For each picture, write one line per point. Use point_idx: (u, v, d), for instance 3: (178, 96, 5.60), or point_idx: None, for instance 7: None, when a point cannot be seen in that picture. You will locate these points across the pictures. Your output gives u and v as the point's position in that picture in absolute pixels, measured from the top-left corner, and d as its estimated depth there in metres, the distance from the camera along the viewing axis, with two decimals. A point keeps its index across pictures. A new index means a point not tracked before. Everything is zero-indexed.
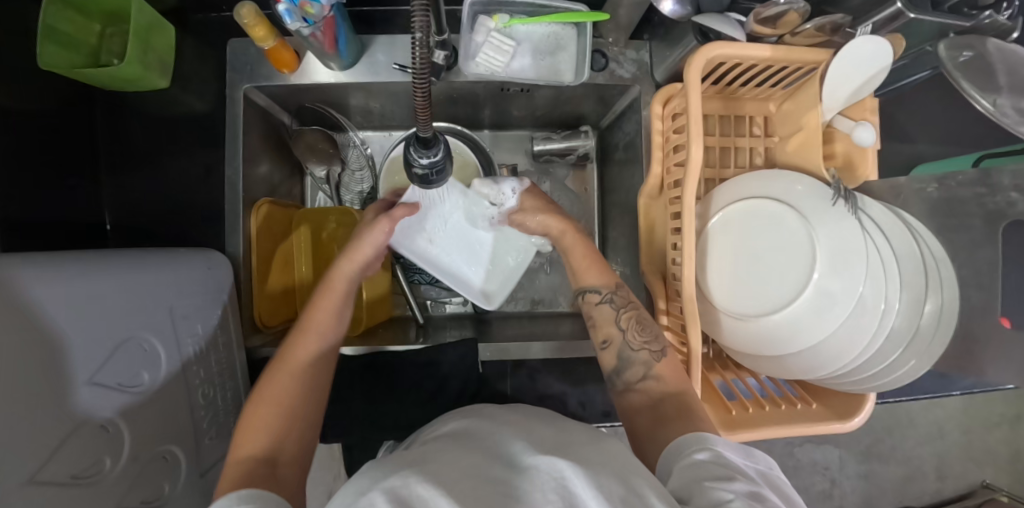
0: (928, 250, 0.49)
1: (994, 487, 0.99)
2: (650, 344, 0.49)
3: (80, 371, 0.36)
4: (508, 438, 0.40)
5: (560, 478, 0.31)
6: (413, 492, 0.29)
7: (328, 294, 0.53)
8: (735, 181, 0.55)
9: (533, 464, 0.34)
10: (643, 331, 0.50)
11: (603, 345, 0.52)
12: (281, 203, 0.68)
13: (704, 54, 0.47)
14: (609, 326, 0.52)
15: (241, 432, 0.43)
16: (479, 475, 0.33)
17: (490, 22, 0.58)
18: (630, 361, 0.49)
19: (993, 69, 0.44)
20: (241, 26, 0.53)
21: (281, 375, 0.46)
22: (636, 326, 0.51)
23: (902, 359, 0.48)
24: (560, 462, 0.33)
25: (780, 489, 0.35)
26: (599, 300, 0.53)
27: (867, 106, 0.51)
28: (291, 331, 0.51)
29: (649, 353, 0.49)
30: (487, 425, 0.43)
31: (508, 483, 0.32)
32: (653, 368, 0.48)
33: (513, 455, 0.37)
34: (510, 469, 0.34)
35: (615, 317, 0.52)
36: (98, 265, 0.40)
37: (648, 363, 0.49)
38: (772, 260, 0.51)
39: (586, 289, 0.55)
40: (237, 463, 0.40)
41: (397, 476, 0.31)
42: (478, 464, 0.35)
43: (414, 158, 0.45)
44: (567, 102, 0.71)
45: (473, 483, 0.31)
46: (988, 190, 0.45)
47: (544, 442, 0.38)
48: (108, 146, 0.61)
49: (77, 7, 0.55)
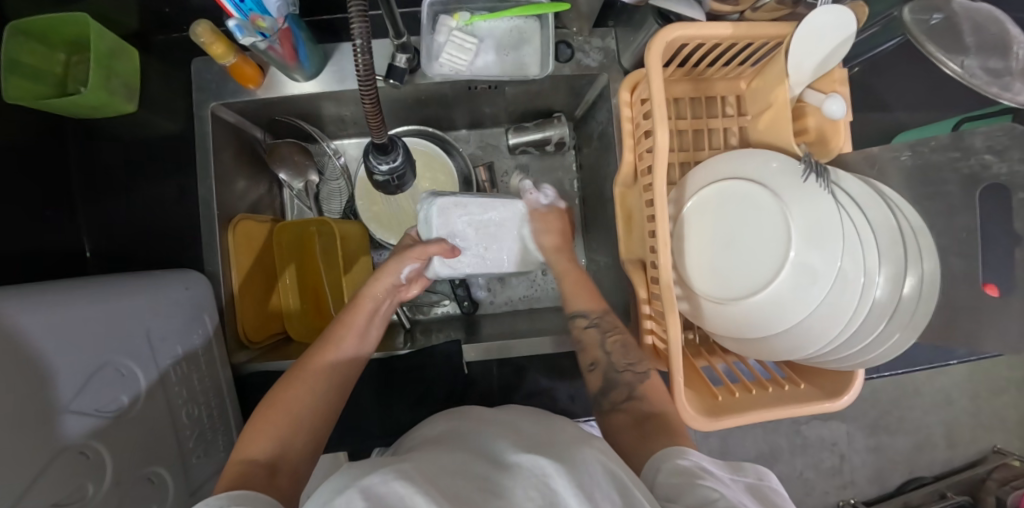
0: (905, 221, 0.47)
1: (1005, 452, 0.98)
2: (633, 366, 0.53)
3: (58, 399, 0.36)
4: (491, 438, 0.39)
5: (540, 475, 0.31)
6: (392, 491, 0.28)
7: (357, 314, 0.56)
8: (708, 164, 0.54)
9: (517, 461, 0.34)
10: (627, 354, 0.53)
11: (590, 368, 0.55)
12: (257, 219, 0.69)
13: (664, 36, 0.46)
14: (596, 350, 0.55)
15: (244, 437, 0.43)
16: (460, 472, 0.33)
17: (451, 22, 0.57)
18: (617, 382, 0.52)
19: (959, 30, 0.43)
20: (200, 44, 0.53)
21: (294, 385, 0.47)
22: (620, 352, 0.54)
23: (885, 333, 0.47)
24: (543, 460, 0.33)
25: (766, 495, 0.37)
26: (586, 325, 0.57)
27: (836, 78, 0.49)
28: (316, 342, 0.53)
29: (632, 373, 0.52)
30: (468, 426, 0.43)
31: (493, 481, 0.32)
32: (636, 388, 0.51)
33: (497, 454, 0.36)
34: (496, 467, 0.34)
35: (601, 341, 0.55)
36: (70, 294, 0.41)
37: (631, 383, 0.51)
38: (751, 242, 0.50)
39: (577, 314, 0.58)
40: (237, 463, 0.40)
41: (376, 473, 0.30)
42: (466, 464, 0.34)
43: (373, 165, 0.47)
44: (538, 95, 0.70)
45: (453, 481, 0.31)
46: (961, 154, 0.43)
47: (532, 440, 0.38)
48: (82, 173, 0.61)
49: (40, 38, 0.55)
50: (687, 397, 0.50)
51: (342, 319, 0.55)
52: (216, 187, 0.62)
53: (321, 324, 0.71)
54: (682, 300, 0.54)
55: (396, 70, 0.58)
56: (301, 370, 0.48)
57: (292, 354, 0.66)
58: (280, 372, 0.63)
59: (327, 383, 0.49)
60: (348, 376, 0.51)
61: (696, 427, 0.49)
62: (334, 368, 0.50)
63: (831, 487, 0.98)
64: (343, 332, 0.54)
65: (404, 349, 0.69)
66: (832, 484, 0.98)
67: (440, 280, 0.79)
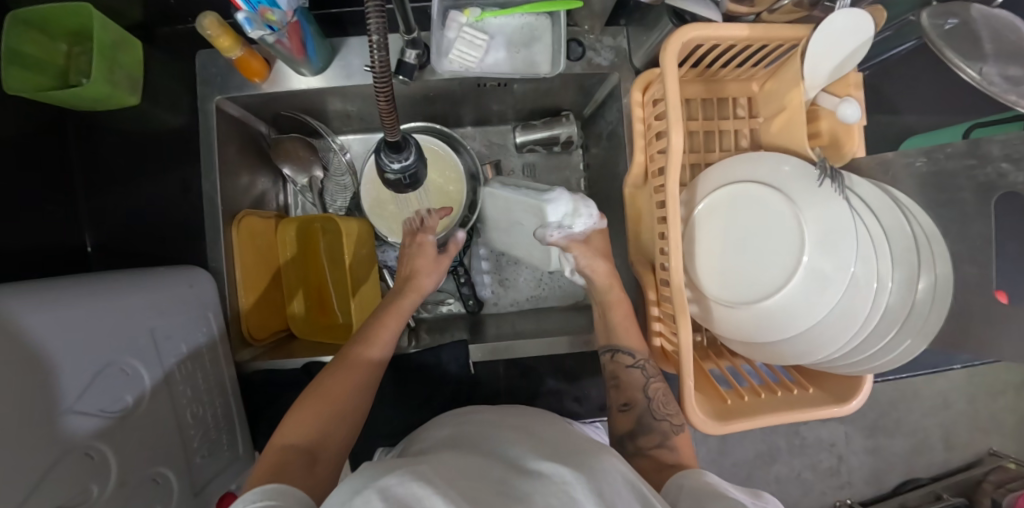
0: (918, 226, 0.47)
1: (1001, 454, 0.99)
2: (671, 417, 0.51)
3: (60, 400, 0.35)
4: (505, 442, 0.39)
5: (561, 481, 0.31)
6: (410, 491, 0.27)
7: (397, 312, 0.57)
8: (720, 166, 0.54)
9: (535, 468, 0.34)
10: (667, 404, 0.52)
11: (623, 408, 0.52)
12: (262, 215, 0.68)
13: (680, 37, 0.45)
14: (633, 390, 0.53)
15: (286, 423, 0.43)
16: (479, 476, 0.32)
17: (461, 18, 0.57)
18: (649, 427, 0.50)
19: (977, 36, 0.42)
20: (205, 37, 0.52)
21: (341, 374, 0.47)
22: (662, 399, 0.52)
23: (896, 339, 0.47)
24: (564, 468, 0.33)
25: None
26: (631, 364, 0.55)
27: (850, 82, 0.49)
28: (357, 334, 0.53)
29: (669, 423, 0.51)
30: (479, 430, 0.42)
31: (509, 485, 0.31)
32: (670, 438, 0.49)
33: (514, 459, 0.36)
34: (512, 471, 0.34)
35: (643, 385, 0.53)
36: (72, 292, 0.40)
37: (666, 433, 0.50)
38: (765, 245, 0.50)
39: (619, 350, 0.56)
40: (278, 449, 0.40)
41: (393, 475, 0.29)
42: (482, 468, 0.34)
43: (385, 163, 0.46)
44: (547, 93, 0.69)
45: (471, 484, 0.31)
46: (977, 161, 0.42)
47: (547, 447, 0.38)
48: (84, 166, 0.60)
49: (41, 28, 0.54)
50: (697, 401, 0.50)
51: (382, 316, 0.56)
52: (220, 183, 0.61)
53: (326, 321, 0.71)
54: (692, 303, 0.54)
55: (405, 66, 0.57)
56: (347, 360, 0.49)
57: (296, 352, 0.65)
58: (284, 371, 0.62)
59: (369, 375, 0.49)
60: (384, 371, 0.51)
61: (705, 431, 0.49)
62: (379, 357, 0.51)
63: (829, 487, 0.98)
64: (384, 329, 0.54)
65: (411, 348, 0.68)
66: (830, 485, 0.98)
67: (445, 279, 0.79)
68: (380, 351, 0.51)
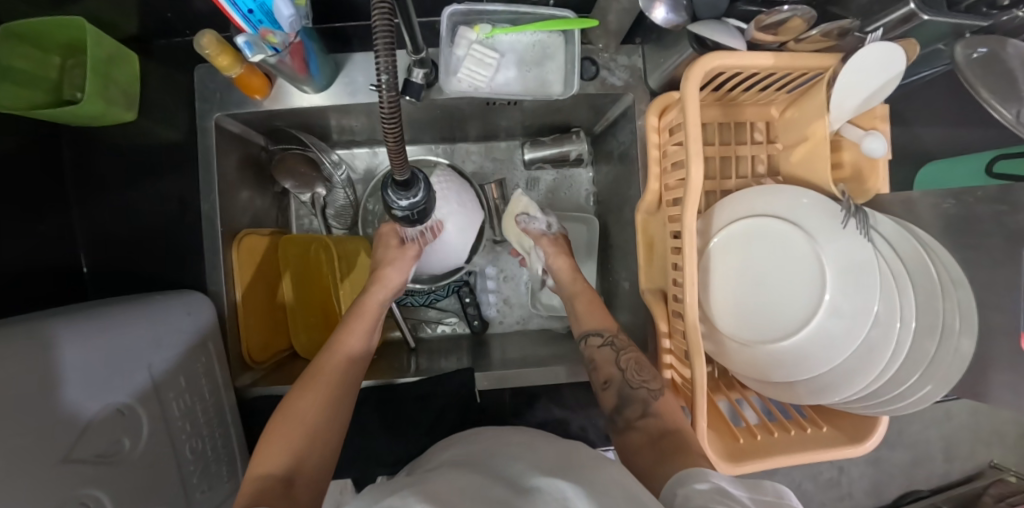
0: (943, 269, 0.46)
1: (1002, 467, 0.98)
2: (648, 383, 0.50)
3: (54, 453, 0.34)
4: (507, 459, 0.38)
5: (562, 500, 0.30)
6: None
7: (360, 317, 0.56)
8: (738, 196, 0.52)
9: (534, 485, 0.32)
10: (642, 371, 0.52)
11: (603, 386, 0.53)
12: (260, 233, 0.66)
13: (704, 65, 0.43)
14: (610, 367, 0.54)
15: (259, 453, 0.41)
16: (476, 492, 0.31)
17: (471, 34, 0.54)
18: (630, 398, 0.50)
19: (1014, 75, 0.40)
20: (203, 55, 0.49)
21: (306, 390, 0.46)
22: (635, 368, 0.52)
23: (916, 385, 0.45)
24: (563, 483, 0.32)
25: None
26: (601, 343, 0.56)
27: (876, 114, 0.48)
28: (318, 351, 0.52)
29: (647, 390, 0.50)
30: (489, 449, 0.41)
31: (510, 502, 0.30)
32: (651, 405, 0.48)
33: (515, 475, 0.35)
34: (514, 490, 0.32)
35: (615, 358, 0.54)
36: (67, 331, 0.38)
37: (646, 400, 0.49)
38: (782, 280, 0.49)
39: (589, 333, 0.58)
40: (254, 480, 0.39)
41: (392, 500, 0.30)
42: (483, 485, 0.33)
43: (393, 200, 0.44)
44: (557, 111, 0.67)
45: (470, 503, 0.30)
46: (1009, 207, 0.41)
47: (545, 461, 0.37)
48: (79, 184, 0.58)
49: (32, 42, 0.51)
50: (709, 439, 0.49)
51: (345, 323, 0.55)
52: (220, 203, 0.59)
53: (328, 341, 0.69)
54: (705, 338, 0.52)
55: (412, 86, 0.55)
56: (313, 375, 0.48)
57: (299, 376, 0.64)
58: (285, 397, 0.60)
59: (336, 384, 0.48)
60: (354, 382, 0.50)
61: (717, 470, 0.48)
62: (353, 359, 0.51)
63: (829, 498, 0.98)
64: (348, 339, 0.53)
65: (411, 370, 0.66)
66: (830, 496, 0.98)
67: (450, 298, 0.78)
68: (351, 353, 0.52)
